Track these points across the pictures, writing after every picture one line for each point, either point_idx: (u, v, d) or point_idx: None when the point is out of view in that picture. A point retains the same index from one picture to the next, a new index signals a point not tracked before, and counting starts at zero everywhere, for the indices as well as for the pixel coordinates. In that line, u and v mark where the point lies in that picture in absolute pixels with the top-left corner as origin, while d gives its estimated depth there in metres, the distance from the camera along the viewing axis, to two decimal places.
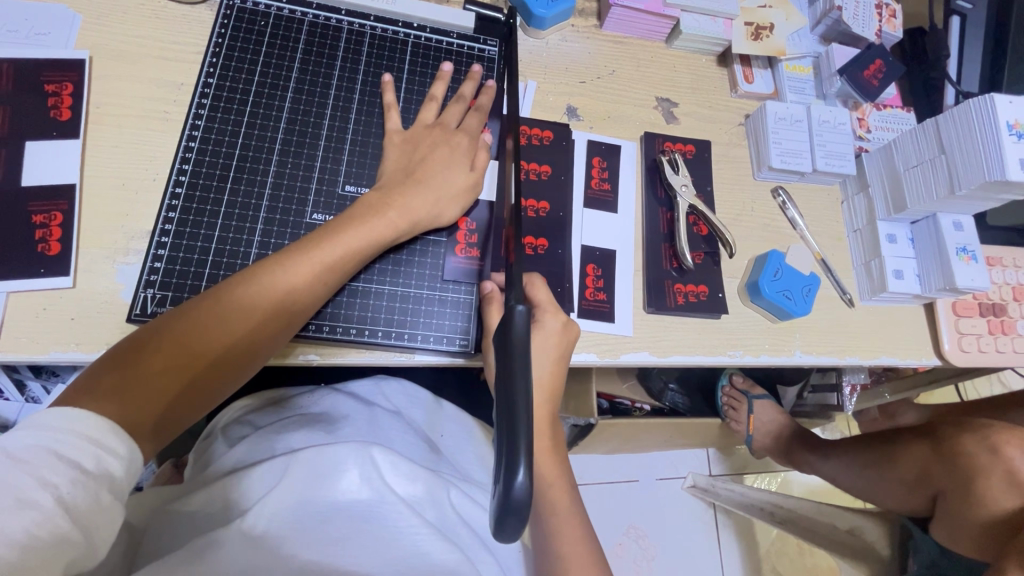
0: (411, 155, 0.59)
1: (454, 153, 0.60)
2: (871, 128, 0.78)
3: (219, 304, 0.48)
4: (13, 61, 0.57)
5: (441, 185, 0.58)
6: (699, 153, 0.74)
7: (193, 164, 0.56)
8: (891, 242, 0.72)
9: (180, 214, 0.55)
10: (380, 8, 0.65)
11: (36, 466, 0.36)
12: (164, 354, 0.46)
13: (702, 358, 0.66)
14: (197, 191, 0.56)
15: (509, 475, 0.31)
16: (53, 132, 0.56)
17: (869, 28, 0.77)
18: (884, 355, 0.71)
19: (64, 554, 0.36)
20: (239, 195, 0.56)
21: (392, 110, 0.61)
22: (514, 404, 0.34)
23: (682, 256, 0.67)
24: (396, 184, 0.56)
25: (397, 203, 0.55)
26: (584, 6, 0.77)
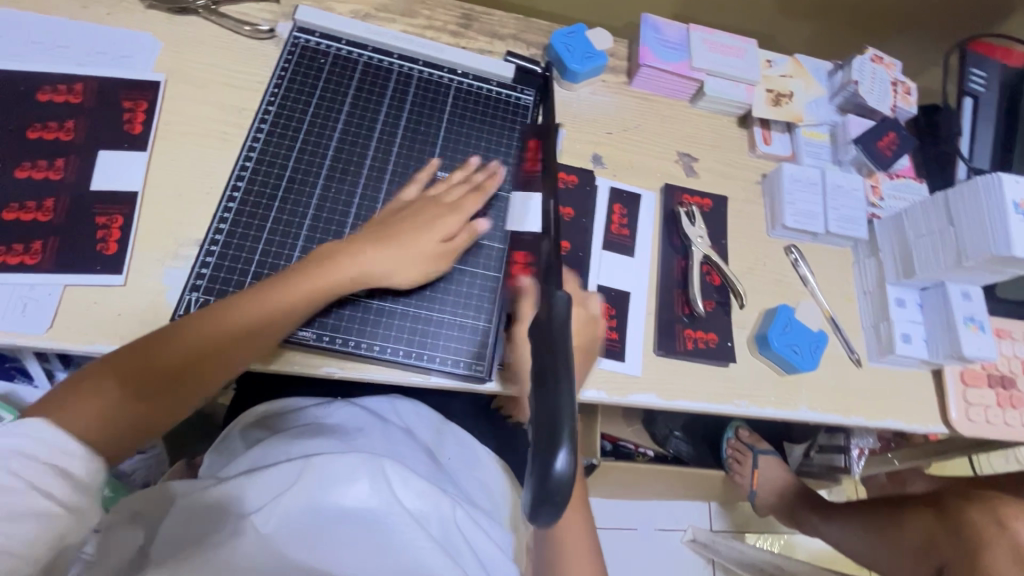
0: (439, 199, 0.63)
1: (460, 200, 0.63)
2: (884, 196, 0.80)
3: (192, 324, 0.52)
4: (100, 79, 0.64)
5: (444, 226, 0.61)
6: (716, 207, 0.77)
7: (245, 182, 0.61)
8: (900, 306, 0.73)
9: (228, 227, 0.59)
10: (429, 54, 0.71)
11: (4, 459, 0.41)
12: (137, 368, 0.50)
13: (708, 405, 0.68)
14: (247, 206, 0.60)
15: (548, 458, 0.28)
16: (124, 143, 0.62)
17: (883, 102, 0.82)
18: (890, 418, 0.72)
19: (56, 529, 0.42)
20: (284, 214, 0.61)
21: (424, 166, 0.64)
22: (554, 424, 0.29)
23: (694, 304, 0.69)
24: (400, 224, 0.60)
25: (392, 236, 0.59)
26: (615, 64, 0.83)
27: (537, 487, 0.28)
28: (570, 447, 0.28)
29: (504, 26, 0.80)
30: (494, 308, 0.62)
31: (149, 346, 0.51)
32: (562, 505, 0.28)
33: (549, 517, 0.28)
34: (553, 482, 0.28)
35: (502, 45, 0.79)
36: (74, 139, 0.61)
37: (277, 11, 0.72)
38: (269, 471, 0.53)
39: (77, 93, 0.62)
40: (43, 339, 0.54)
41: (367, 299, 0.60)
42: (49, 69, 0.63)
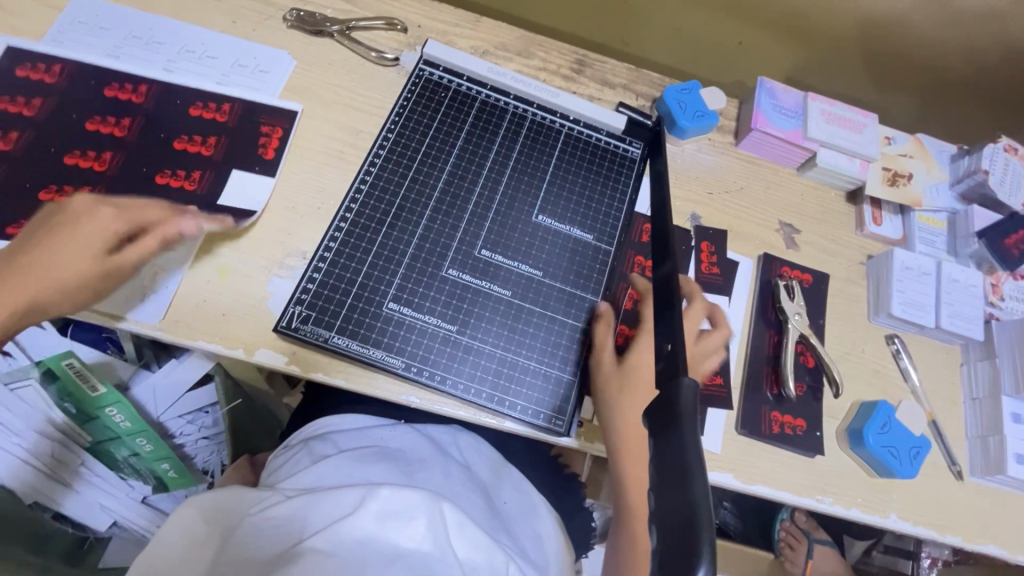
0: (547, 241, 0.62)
1: None
2: (1005, 296, 0.74)
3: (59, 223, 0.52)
4: (245, 102, 0.67)
5: None
6: (816, 284, 0.74)
7: (359, 205, 0.63)
8: (1016, 422, 0.67)
9: (339, 246, 0.61)
10: (544, 99, 0.72)
11: None
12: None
13: (789, 496, 0.63)
14: (357, 228, 0.62)
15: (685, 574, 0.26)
16: (255, 166, 0.65)
17: (1014, 197, 0.76)
18: (992, 545, 0.65)
19: None
20: (390, 240, 0.62)
21: None
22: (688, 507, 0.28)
23: (785, 383, 0.66)
24: None
25: None
26: (723, 124, 0.81)
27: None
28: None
29: (616, 75, 0.80)
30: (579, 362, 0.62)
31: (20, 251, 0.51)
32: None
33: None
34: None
35: (612, 93, 0.79)
36: (215, 154, 0.65)
37: (403, 41, 0.75)
38: (339, 493, 0.56)
39: (224, 112, 0.67)
40: (155, 330, 0.57)
41: (457, 334, 0.60)
42: (196, 78, 0.68)
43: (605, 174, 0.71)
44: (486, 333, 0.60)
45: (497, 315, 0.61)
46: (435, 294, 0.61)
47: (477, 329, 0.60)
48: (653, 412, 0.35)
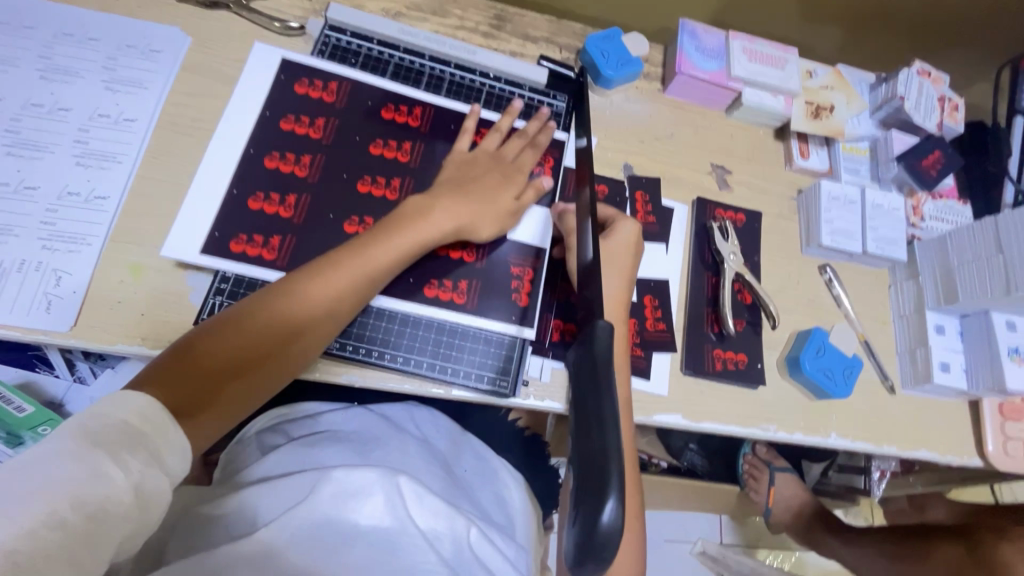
0: (467, 177, 0.63)
1: (503, 180, 0.63)
2: (926, 216, 0.78)
3: (321, 273, 0.52)
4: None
5: (487, 201, 0.61)
6: (749, 223, 0.75)
7: (272, 182, 0.61)
8: (939, 333, 0.71)
9: (254, 228, 0.59)
10: (461, 57, 0.70)
11: (113, 448, 0.38)
12: (209, 348, 0.48)
13: (735, 428, 0.65)
14: (275, 210, 0.60)
15: (595, 510, 0.27)
16: None
17: (930, 119, 0.78)
18: (923, 449, 0.70)
19: (117, 529, 0.38)
20: (309, 217, 0.61)
21: (465, 134, 0.65)
22: (608, 452, 0.29)
23: (724, 322, 0.67)
24: (446, 191, 0.60)
25: (440, 208, 0.59)
26: (649, 70, 0.80)
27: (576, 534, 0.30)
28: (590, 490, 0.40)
29: (537, 28, 0.78)
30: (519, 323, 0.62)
31: (221, 326, 0.49)
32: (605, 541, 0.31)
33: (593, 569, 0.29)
34: (600, 538, 0.26)
35: (534, 48, 0.77)
36: None
37: (308, 7, 0.71)
38: (290, 482, 0.55)
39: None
40: (67, 338, 0.54)
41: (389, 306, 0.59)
42: (78, 63, 0.62)
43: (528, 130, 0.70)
44: (419, 301, 0.60)
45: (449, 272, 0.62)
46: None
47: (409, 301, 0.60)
48: (579, 362, 0.36)
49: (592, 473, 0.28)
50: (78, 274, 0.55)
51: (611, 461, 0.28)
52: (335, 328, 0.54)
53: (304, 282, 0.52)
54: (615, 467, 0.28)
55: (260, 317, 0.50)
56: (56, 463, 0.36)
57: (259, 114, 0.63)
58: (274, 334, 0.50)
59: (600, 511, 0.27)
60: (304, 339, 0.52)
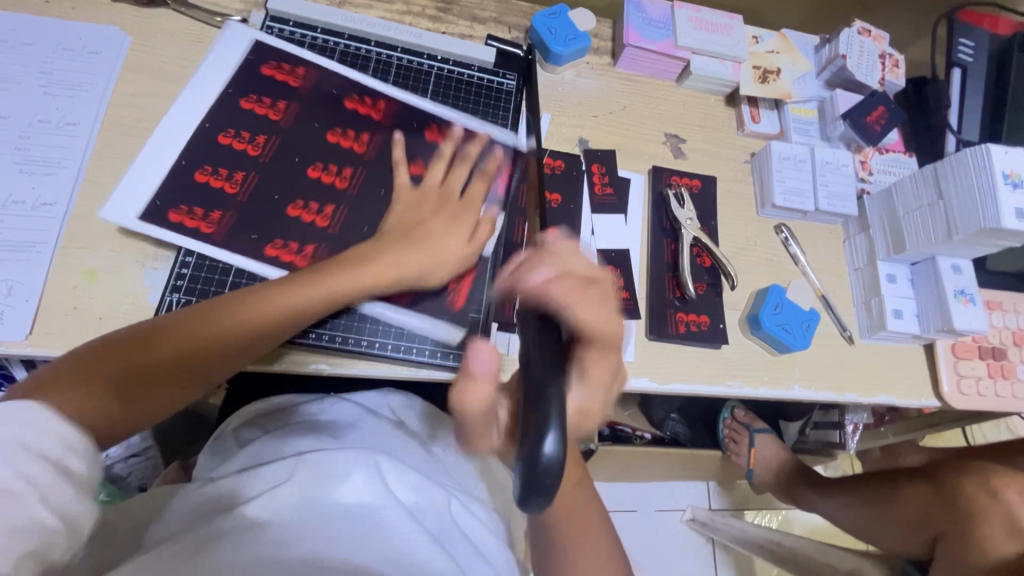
0: (416, 211, 0.61)
1: (455, 220, 0.61)
2: (874, 170, 0.80)
3: (291, 288, 0.53)
4: None
5: (439, 248, 0.59)
6: (705, 188, 0.77)
7: (214, 169, 0.60)
8: (891, 282, 0.73)
9: (186, 214, 0.58)
10: (407, 41, 0.70)
11: (20, 466, 0.36)
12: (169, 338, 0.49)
13: (702, 387, 0.67)
14: (219, 198, 0.59)
15: (537, 443, 0.29)
16: None
17: (872, 76, 0.81)
18: (883, 394, 0.72)
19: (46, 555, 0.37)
20: (249, 211, 0.60)
21: (399, 166, 0.64)
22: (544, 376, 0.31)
23: (685, 286, 0.69)
24: (397, 236, 0.58)
25: (392, 263, 0.57)
26: (599, 45, 0.81)
27: (525, 469, 0.30)
28: (558, 431, 0.30)
29: (485, 9, 0.78)
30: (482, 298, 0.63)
31: (186, 319, 0.50)
32: (552, 489, 0.30)
33: (540, 504, 0.30)
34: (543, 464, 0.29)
35: (482, 29, 0.77)
36: None
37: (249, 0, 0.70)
38: (266, 469, 0.55)
39: None
40: (24, 346, 0.53)
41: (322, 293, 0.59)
42: (12, 69, 0.61)
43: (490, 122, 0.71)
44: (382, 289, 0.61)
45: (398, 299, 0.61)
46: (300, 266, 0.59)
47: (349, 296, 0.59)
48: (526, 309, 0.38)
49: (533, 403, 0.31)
50: (30, 282, 0.55)
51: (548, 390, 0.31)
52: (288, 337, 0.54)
53: (276, 294, 0.52)
54: (554, 397, 0.31)
55: (220, 313, 0.51)
56: None
57: (224, 96, 0.63)
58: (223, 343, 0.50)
59: (542, 442, 0.29)
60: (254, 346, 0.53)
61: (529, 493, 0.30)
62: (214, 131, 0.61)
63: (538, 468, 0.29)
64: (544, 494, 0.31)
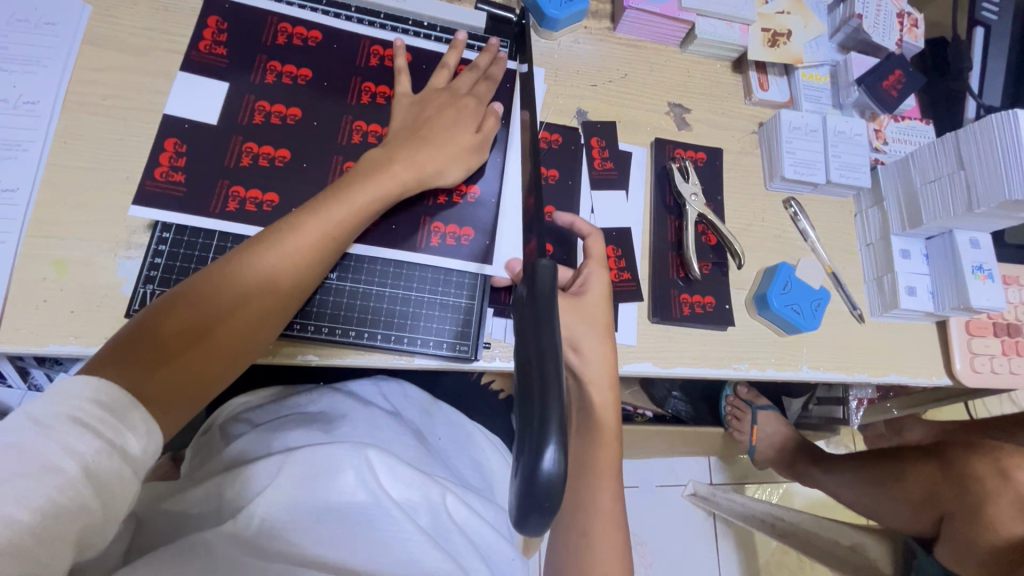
0: (417, 117, 0.60)
1: (460, 115, 0.61)
2: (889, 139, 0.76)
3: (273, 242, 0.49)
4: None
5: (447, 142, 0.58)
6: (711, 161, 0.73)
7: (200, 119, 0.58)
8: (905, 258, 0.70)
9: (172, 156, 0.56)
10: (390, 6, 0.65)
11: (60, 433, 0.36)
12: (169, 324, 0.45)
13: (707, 371, 0.65)
14: (213, 137, 0.58)
15: (535, 457, 0.28)
16: None
17: (889, 37, 0.75)
18: (893, 373, 0.70)
19: (82, 521, 0.35)
20: (202, 129, 0.58)
21: (402, 75, 0.62)
22: (544, 378, 0.30)
23: (690, 266, 0.66)
24: (401, 140, 0.57)
25: (402, 156, 0.55)
26: (597, 8, 0.75)
27: (525, 480, 0.29)
28: (558, 445, 0.29)
29: None
30: (477, 281, 0.61)
31: (185, 298, 0.46)
32: (551, 506, 0.29)
33: (538, 522, 0.29)
34: (540, 481, 0.28)
35: None
36: None
37: None
38: (255, 467, 0.53)
39: None
40: None
41: (228, 229, 0.56)
42: None
43: (505, 98, 0.67)
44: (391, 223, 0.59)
45: (387, 275, 0.58)
46: (216, 204, 0.56)
47: (247, 230, 0.56)
48: (521, 302, 0.36)
49: (529, 416, 0.30)
50: None
51: (547, 404, 0.29)
52: (304, 287, 0.51)
53: (262, 254, 0.49)
54: (553, 410, 0.29)
55: (212, 289, 0.47)
56: (4, 459, 0.34)
57: (245, 12, 0.62)
58: (241, 303, 0.48)
59: (541, 458, 0.28)
60: (275, 300, 0.50)
61: (528, 509, 0.29)
62: (217, 37, 0.60)
63: (535, 485, 0.28)
64: (540, 510, 0.29)
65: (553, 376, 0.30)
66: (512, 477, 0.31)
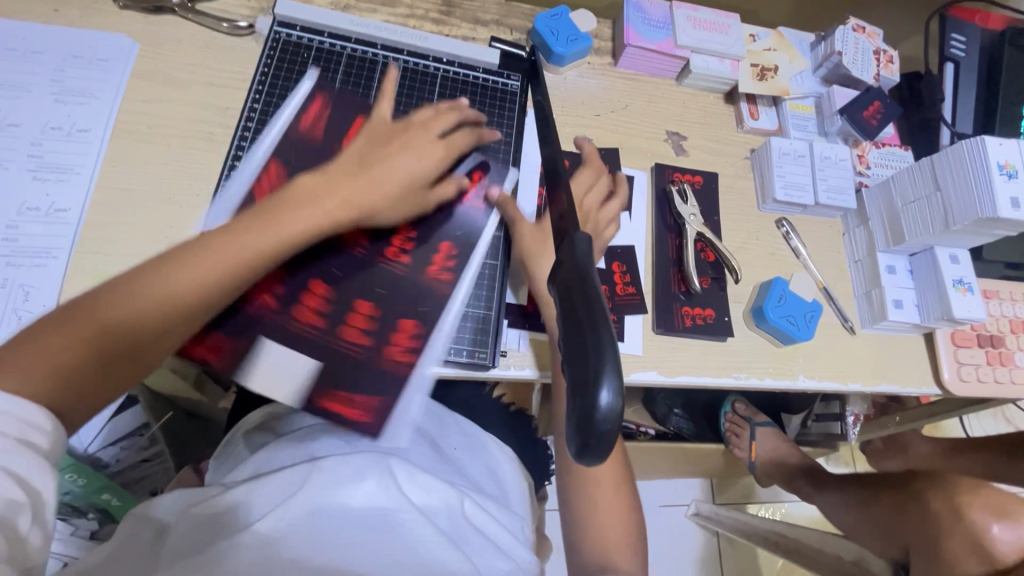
0: (379, 146, 0.61)
1: (419, 150, 0.62)
2: (871, 164, 0.82)
3: (236, 234, 0.51)
4: None
5: (403, 173, 0.60)
6: (707, 184, 0.78)
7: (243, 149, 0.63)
8: (891, 273, 0.75)
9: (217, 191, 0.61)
10: (413, 44, 0.71)
11: None
12: (120, 304, 0.46)
13: (709, 379, 0.69)
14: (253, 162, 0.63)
15: (594, 395, 0.30)
16: None
17: (867, 72, 0.82)
18: (885, 383, 0.74)
19: (17, 518, 0.37)
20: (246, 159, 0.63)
21: (386, 100, 0.65)
22: (596, 317, 0.32)
23: (690, 280, 0.71)
24: (352, 167, 0.58)
25: (356, 187, 0.57)
26: (599, 45, 0.82)
27: (581, 416, 0.30)
28: (614, 380, 0.30)
29: (487, 11, 0.79)
30: (493, 297, 0.66)
31: (132, 280, 0.47)
32: (610, 440, 0.30)
33: (596, 454, 0.30)
34: (601, 417, 0.29)
35: (485, 31, 0.78)
36: None
37: (255, 7, 0.71)
38: (280, 476, 0.55)
39: None
40: None
41: None
42: (23, 77, 0.61)
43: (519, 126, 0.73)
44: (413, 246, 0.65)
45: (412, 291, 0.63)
46: None
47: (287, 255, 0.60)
48: (559, 265, 0.38)
49: (583, 355, 0.31)
50: (47, 288, 0.55)
51: (604, 337, 0.31)
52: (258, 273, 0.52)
53: (227, 244, 0.50)
54: (609, 346, 0.31)
55: (158, 276, 0.48)
56: None
57: (282, 52, 0.68)
58: (194, 288, 0.48)
59: (600, 394, 0.29)
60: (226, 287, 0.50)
61: (585, 445, 0.30)
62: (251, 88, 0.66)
63: (595, 419, 0.29)
64: (600, 442, 0.30)
65: (603, 319, 0.32)
66: (565, 420, 0.32)
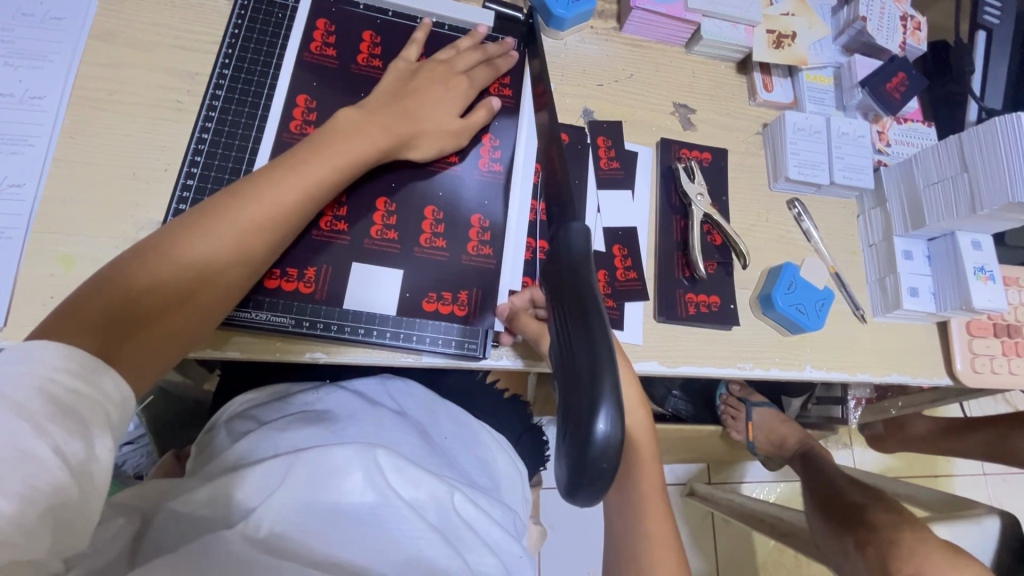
0: (404, 84, 0.60)
1: (447, 93, 0.61)
2: (891, 141, 0.77)
3: (246, 194, 0.48)
4: None
5: (428, 116, 0.59)
6: (715, 162, 0.73)
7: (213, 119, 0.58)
8: (908, 259, 0.71)
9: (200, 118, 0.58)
10: (399, 4, 0.66)
11: (30, 410, 0.34)
12: (142, 271, 0.44)
13: (713, 369, 0.65)
14: (223, 134, 0.58)
15: (591, 424, 0.29)
16: None
17: (893, 40, 0.76)
18: (895, 373, 0.71)
19: (63, 507, 0.35)
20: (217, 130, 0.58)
21: (413, 43, 0.63)
22: (597, 341, 0.31)
23: (695, 266, 0.66)
24: (381, 103, 0.58)
25: (379, 120, 0.56)
26: (604, 7, 0.75)
27: (579, 449, 0.29)
28: (610, 409, 0.29)
29: None
30: (490, 265, 0.61)
31: (150, 253, 0.45)
32: (609, 474, 0.29)
33: (590, 495, 0.30)
34: (597, 448, 0.28)
35: None
36: None
37: None
38: (260, 468, 0.52)
39: None
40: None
41: None
42: None
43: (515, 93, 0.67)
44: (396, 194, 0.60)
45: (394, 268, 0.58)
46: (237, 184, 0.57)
47: None
48: (557, 271, 0.37)
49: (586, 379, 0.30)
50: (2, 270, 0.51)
51: (602, 363, 0.30)
52: (284, 233, 0.51)
53: (232, 209, 0.48)
54: (607, 378, 0.30)
55: (177, 245, 0.45)
56: None
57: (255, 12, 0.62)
58: (215, 252, 0.46)
59: (595, 423, 0.28)
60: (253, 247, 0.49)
61: (581, 482, 0.29)
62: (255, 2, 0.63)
63: (591, 452, 0.28)
64: (596, 478, 0.29)
65: (607, 345, 0.30)
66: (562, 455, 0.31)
